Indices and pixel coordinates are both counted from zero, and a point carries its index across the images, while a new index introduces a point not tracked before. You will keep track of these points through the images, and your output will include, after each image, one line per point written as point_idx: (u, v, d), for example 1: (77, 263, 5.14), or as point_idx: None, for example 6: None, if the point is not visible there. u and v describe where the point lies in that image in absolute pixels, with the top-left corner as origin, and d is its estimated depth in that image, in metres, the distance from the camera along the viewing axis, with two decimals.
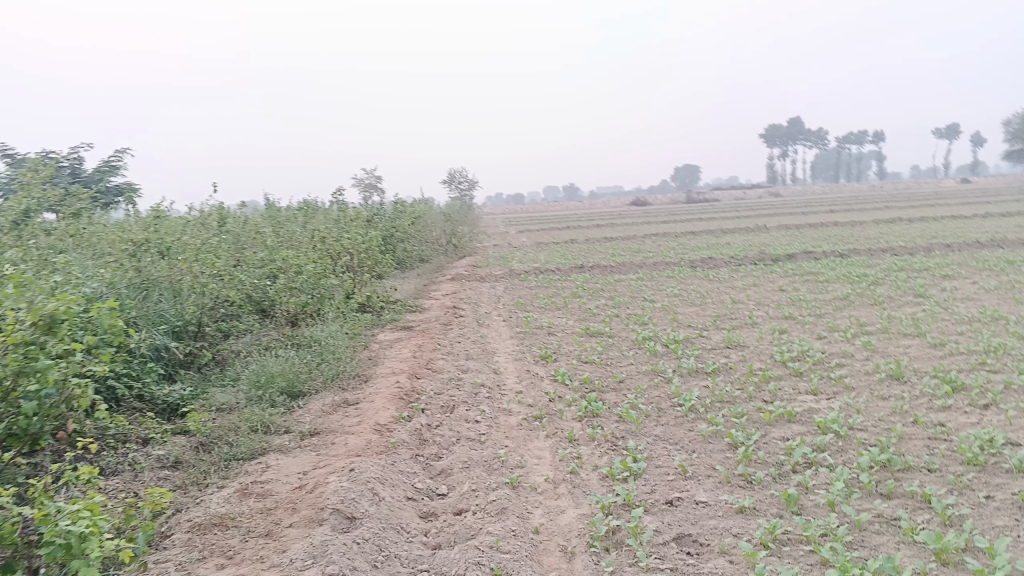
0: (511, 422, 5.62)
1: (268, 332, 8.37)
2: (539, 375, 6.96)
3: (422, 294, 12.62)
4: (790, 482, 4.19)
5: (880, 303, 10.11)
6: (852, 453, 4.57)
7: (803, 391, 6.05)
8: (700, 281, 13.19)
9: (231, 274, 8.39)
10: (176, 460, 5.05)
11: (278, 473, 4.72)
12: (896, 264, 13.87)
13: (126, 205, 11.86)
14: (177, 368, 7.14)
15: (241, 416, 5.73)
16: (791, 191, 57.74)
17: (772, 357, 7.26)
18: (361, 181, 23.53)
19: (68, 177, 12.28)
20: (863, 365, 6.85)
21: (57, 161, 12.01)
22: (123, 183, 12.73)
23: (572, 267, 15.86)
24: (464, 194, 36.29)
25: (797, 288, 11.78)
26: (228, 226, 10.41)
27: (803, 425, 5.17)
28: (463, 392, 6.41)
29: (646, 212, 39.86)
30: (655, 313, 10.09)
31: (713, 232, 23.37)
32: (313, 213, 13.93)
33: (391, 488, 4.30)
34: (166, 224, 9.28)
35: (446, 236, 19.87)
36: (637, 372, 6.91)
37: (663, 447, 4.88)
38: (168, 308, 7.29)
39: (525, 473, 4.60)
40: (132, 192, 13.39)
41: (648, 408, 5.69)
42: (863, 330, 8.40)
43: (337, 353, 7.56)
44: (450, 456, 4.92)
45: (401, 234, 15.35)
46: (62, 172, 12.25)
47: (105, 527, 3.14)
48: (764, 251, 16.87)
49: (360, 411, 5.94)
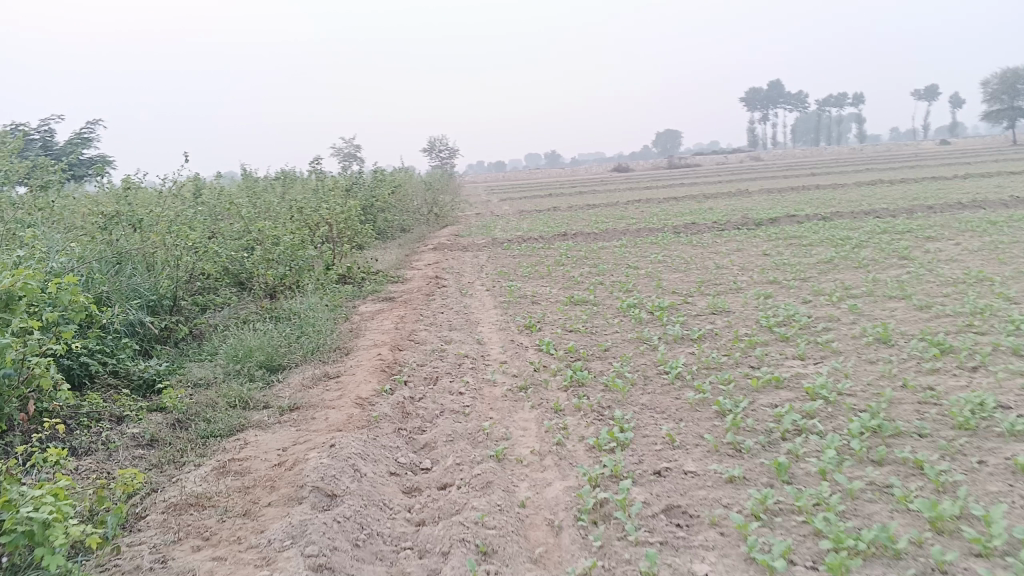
0: (496, 393, 5.51)
1: (247, 306, 8.20)
2: (524, 344, 6.86)
3: (404, 264, 12.46)
4: (780, 450, 4.12)
5: (865, 265, 10.07)
6: (842, 419, 4.50)
7: (790, 356, 5.99)
8: (684, 246, 13.10)
9: (206, 246, 8.18)
10: (152, 438, 4.89)
11: (256, 450, 4.59)
12: (879, 226, 13.84)
13: (99, 178, 11.57)
14: (153, 343, 6.98)
15: (219, 392, 5.59)
16: (772, 155, 57.61)
17: (758, 323, 7.18)
18: (340, 151, 23.17)
19: (39, 149, 11.94)
20: (850, 328, 6.80)
21: (26, 132, 11.68)
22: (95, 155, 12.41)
23: (555, 235, 15.73)
24: (445, 163, 35.91)
25: (781, 253, 11.72)
26: (203, 198, 10.18)
27: (791, 391, 5.10)
28: (446, 364, 6.29)
29: (627, 179, 39.68)
30: (639, 280, 10.00)
31: (696, 197, 23.27)
32: (290, 184, 13.68)
33: (373, 464, 4.19)
34: (138, 195, 9.04)
35: (426, 205, 19.65)
36: (622, 339, 6.82)
37: (650, 416, 4.79)
38: (142, 282, 7.11)
39: (511, 445, 4.50)
40: (105, 163, 13.07)
41: (634, 377, 5.61)
42: (848, 293, 8.35)
43: (317, 325, 7.42)
44: (433, 429, 4.81)
45: (380, 204, 15.13)
46: (33, 145, 11.91)
47: (71, 513, 3.00)
48: (747, 216, 16.80)
49: (341, 385, 5.81)
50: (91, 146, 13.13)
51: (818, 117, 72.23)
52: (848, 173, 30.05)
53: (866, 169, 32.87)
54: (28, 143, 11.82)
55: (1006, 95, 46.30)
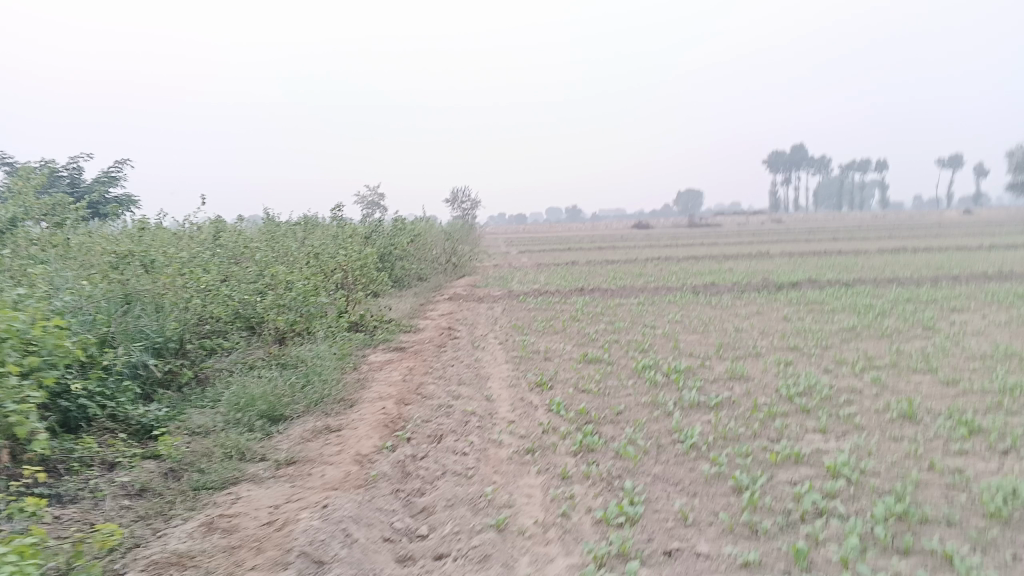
0: (501, 455, 5.30)
1: (254, 351, 8.05)
2: (533, 403, 6.65)
3: (418, 314, 12.31)
4: (798, 532, 3.87)
5: (888, 335, 9.80)
6: (865, 501, 4.25)
7: (811, 430, 5.73)
8: (703, 308, 12.89)
9: (218, 288, 8.08)
10: (142, 488, 4.71)
11: (247, 506, 4.39)
12: (903, 295, 13.56)
13: (122, 216, 11.57)
14: (156, 387, 6.84)
15: (216, 441, 5.42)
16: (794, 218, 57.26)
17: (777, 391, 6.94)
18: (362, 198, 23.29)
19: (65, 187, 11.98)
20: (874, 402, 6.53)
21: (54, 169, 11.78)
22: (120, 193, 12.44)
23: (572, 290, 15.57)
24: (466, 213, 36.02)
25: (802, 318, 11.47)
26: (220, 240, 10.14)
27: (811, 468, 4.85)
28: (452, 421, 6.09)
29: (647, 236, 39.51)
30: (656, 340, 9.78)
31: (716, 258, 23.11)
32: (310, 229, 13.66)
33: (366, 528, 3.98)
34: (155, 236, 9.01)
35: (445, 255, 19.58)
36: (636, 403, 6.60)
37: (661, 489, 4.55)
38: (150, 323, 7.00)
39: (513, 514, 4.28)
40: (130, 202, 13.14)
41: (646, 444, 5.38)
42: (871, 364, 8.08)
43: (323, 374, 7.25)
44: (433, 492, 4.59)
45: (399, 252, 15.06)
46: (60, 182, 11.96)
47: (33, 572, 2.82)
48: (767, 279, 16.57)
49: (342, 439, 5.63)
50: (117, 185, 13.19)
51: (840, 182, 71.96)
52: (870, 240, 29.55)
53: (889, 236, 32.36)
54: (55, 181, 11.86)
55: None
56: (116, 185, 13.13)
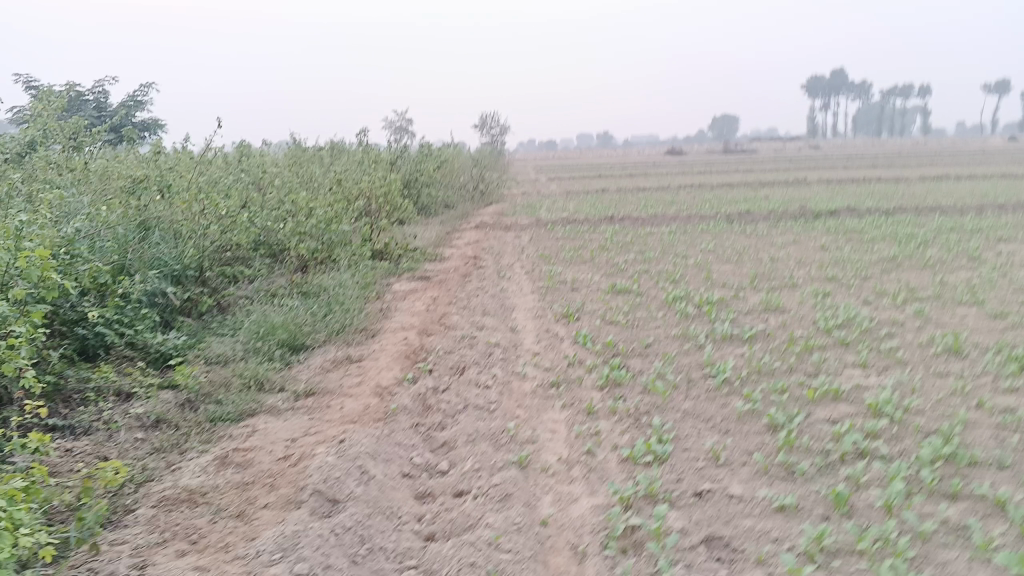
0: (525, 388, 5.12)
1: (276, 279, 7.89)
2: (559, 335, 6.45)
3: (444, 242, 12.08)
4: (837, 476, 3.65)
5: (931, 266, 9.40)
6: (909, 442, 4.00)
7: (850, 365, 5.46)
8: (736, 236, 12.51)
9: (237, 214, 7.89)
10: (157, 419, 4.60)
11: (262, 440, 4.27)
12: (946, 224, 13.04)
13: (149, 142, 11.39)
14: (176, 315, 6.71)
15: (234, 371, 5.30)
16: (832, 144, 55.58)
17: (814, 324, 6.65)
18: (389, 124, 22.90)
19: (92, 111, 11.78)
20: (917, 336, 6.23)
21: (80, 93, 11.60)
22: (147, 118, 12.22)
23: (601, 219, 15.22)
24: (495, 139, 35.40)
25: (840, 248, 11.07)
26: (242, 166, 9.92)
27: (850, 406, 4.61)
28: (475, 353, 5.92)
29: (679, 163, 38.60)
30: (687, 270, 9.49)
31: (750, 185, 22.48)
32: (334, 155, 13.41)
33: (384, 464, 3.83)
34: (174, 160, 8.80)
35: (473, 182, 19.22)
36: (666, 336, 6.36)
37: (692, 427, 4.34)
38: (169, 250, 6.83)
39: (536, 451, 4.10)
40: (157, 127, 12.96)
41: (677, 379, 5.15)
42: (914, 296, 7.74)
43: (345, 304, 7.09)
44: (454, 427, 4.43)
45: (425, 179, 14.76)
46: (87, 106, 11.76)
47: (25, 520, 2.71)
48: (804, 207, 16.05)
49: (362, 370, 5.49)
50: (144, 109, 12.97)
51: (880, 107, 69.48)
52: (911, 168, 28.45)
53: (930, 164, 31.14)
54: (82, 104, 11.66)
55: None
56: (143, 109, 12.93)
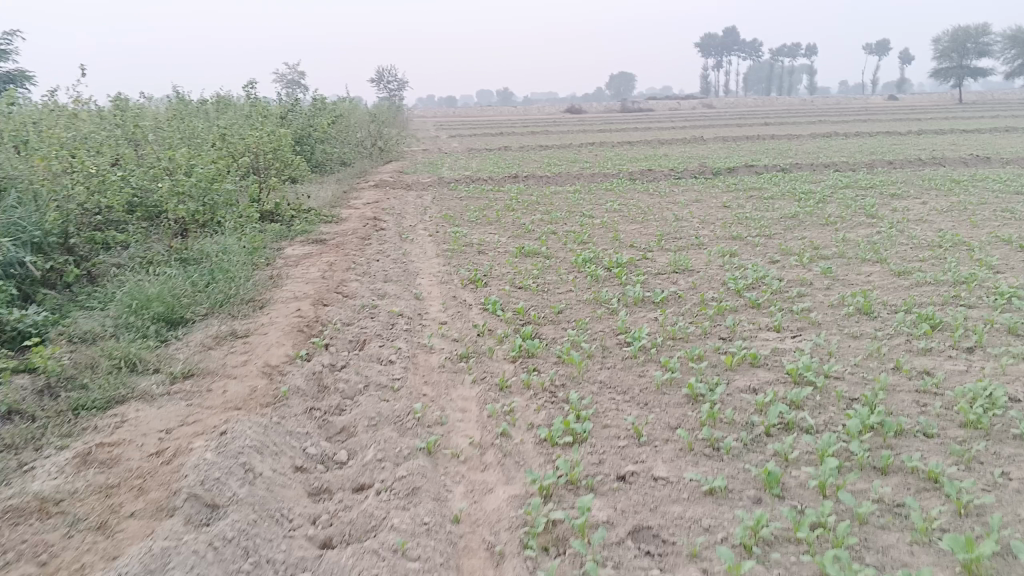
0: (431, 362, 4.74)
1: (153, 245, 7.19)
2: (466, 302, 6.07)
3: (341, 202, 11.45)
4: (765, 451, 3.45)
5: (832, 223, 9.47)
6: (834, 412, 3.85)
7: (765, 328, 5.32)
8: (640, 195, 12.36)
9: (108, 173, 7.12)
10: (9, 411, 3.97)
11: (132, 431, 3.74)
12: (841, 181, 13.27)
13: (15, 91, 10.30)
14: (38, 287, 5.98)
15: (102, 350, 4.70)
16: (725, 102, 56.70)
17: (725, 285, 6.50)
18: (281, 76, 21.74)
19: None
20: (827, 295, 6.16)
21: None
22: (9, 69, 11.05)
23: (505, 177, 14.83)
24: (393, 94, 34.37)
25: (743, 205, 11.07)
26: (113, 119, 9.00)
27: (770, 373, 4.44)
28: (376, 324, 5.48)
29: (578, 121, 38.48)
30: (594, 230, 9.25)
31: (651, 143, 22.55)
32: (219, 109, 12.49)
33: (273, 458, 3.39)
34: (32, 112, 7.86)
35: (371, 138, 18.45)
36: (577, 301, 6.07)
37: (611, 400, 4.07)
38: (27, 215, 6.05)
39: (444, 434, 3.74)
40: (24, 78, 11.77)
41: (592, 348, 4.87)
42: (819, 254, 7.72)
43: (231, 272, 6.51)
44: (354, 409, 4.02)
45: (319, 135, 13.98)
46: None
47: None
48: (704, 164, 16.11)
49: (249, 347, 4.99)
50: (7, 58, 11.73)
51: (770, 65, 71.22)
52: (798, 125, 29.16)
53: (818, 121, 32.08)
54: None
55: (957, 53, 43.62)
56: (6, 59, 11.68)
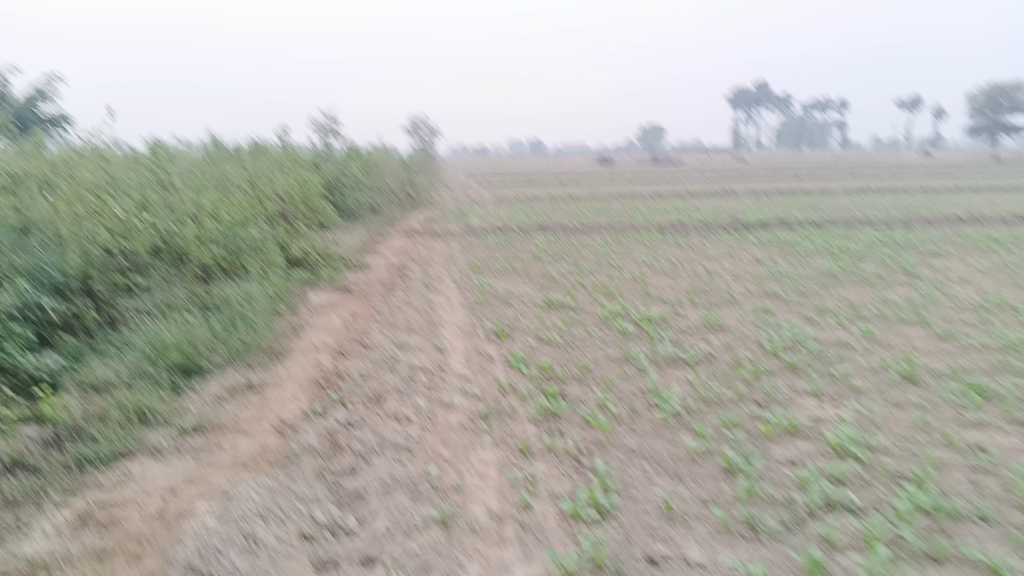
0: (451, 421, 4.53)
1: (176, 290, 7.13)
2: (490, 356, 5.89)
3: (368, 249, 11.40)
4: (807, 534, 3.19)
5: (869, 282, 9.19)
6: (880, 490, 3.58)
7: (803, 393, 5.06)
8: (670, 248, 12.17)
9: (134, 217, 7.09)
10: (12, 462, 3.81)
11: (136, 489, 3.56)
12: (876, 238, 13.00)
13: (57, 135, 10.44)
14: (56, 331, 5.88)
15: (114, 399, 4.56)
16: (756, 155, 56.64)
17: (760, 345, 6.25)
18: (316, 125, 22.05)
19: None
20: (868, 359, 5.88)
21: None
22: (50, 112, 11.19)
23: (534, 226, 14.74)
24: (426, 143, 34.80)
25: (776, 261, 10.82)
26: (145, 163, 9.05)
27: (811, 444, 4.17)
28: (396, 378, 5.30)
29: (608, 172, 38.56)
30: (623, 283, 9.05)
31: (681, 195, 22.42)
32: (251, 155, 12.56)
33: (279, 525, 3.20)
34: (65, 155, 7.91)
35: (401, 186, 18.52)
36: (605, 357, 5.86)
37: (639, 470, 3.83)
38: (49, 257, 6.01)
39: (461, 503, 3.53)
40: (64, 122, 11.93)
41: (620, 411, 4.64)
42: (857, 314, 7.44)
43: (252, 320, 6.40)
44: (368, 472, 3.82)
45: (350, 182, 14.03)
46: None
47: None
48: (736, 217, 15.92)
49: (264, 400, 4.82)
50: (50, 102, 11.93)
51: (800, 119, 71.18)
52: (830, 180, 28.93)
53: (849, 177, 31.80)
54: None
55: (991, 109, 43.29)
56: (48, 103, 11.86)
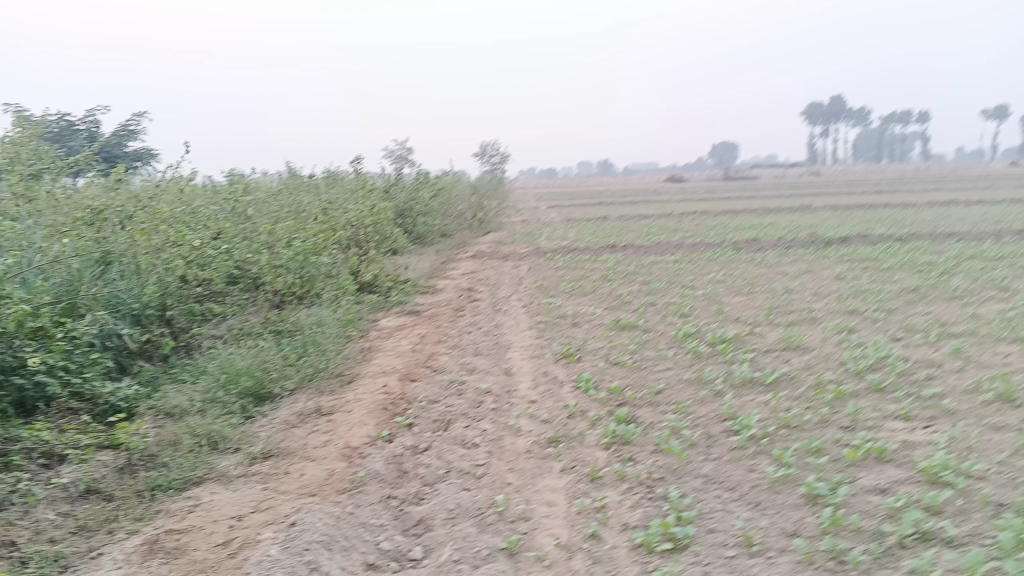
0: (519, 447, 4.43)
1: (249, 317, 7.25)
2: (559, 379, 5.76)
3: (438, 274, 11.43)
4: (900, 569, 2.96)
5: (959, 297, 8.72)
6: (981, 521, 3.31)
7: (891, 416, 4.77)
8: (746, 265, 11.84)
9: (210, 246, 7.25)
10: (86, 489, 3.87)
11: (204, 517, 3.57)
12: (965, 251, 12.39)
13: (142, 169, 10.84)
14: (134, 359, 6.01)
15: (186, 426, 4.61)
16: (832, 170, 55.13)
17: (842, 366, 5.96)
18: (390, 153, 22.41)
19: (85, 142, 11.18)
20: (960, 379, 5.53)
21: (72, 125, 11.02)
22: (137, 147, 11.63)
23: (604, 247, 14.57)
24: (496, 167, 35.04)
25: (858, 277, 10.40)
26: (222, 193, 9.29)
27: (901, 470, 3.91)
28: (464, 402, 5.23)
29: (679, 190, 38.09)
30: (697, 303, 8.81)
31: (756, 211, 21.90)
32: (324, 184, 12.80)
33: (343, 555, 3.14)
34: (146, 188, 8.17)
35: (471, 210, 18.61)
36: (678, 380, 5.67)
37: (716, 499, 3.64)
38: (128, 287, 6.18)
39: (528, 534, 3.40)
40: (150, 157, 12.38)
41: (694, 436, 4.46)
42: (947, 332, 7.05)
43: (322, 345, 6.44)
44: (434, 499, 3.74)
45: (421, 207, 14.15)
46: (79, 137, 11.16)
47: None
48: (814, 233, 15.43)
49: (332, 426, 4.81)
50: (136, 138, 12.42)
51: (879, 130, 69.09)
52: (912, 193, 27.89)
53: (931, 188, 30.64)
54: (74, 133, 11.04)
55: None
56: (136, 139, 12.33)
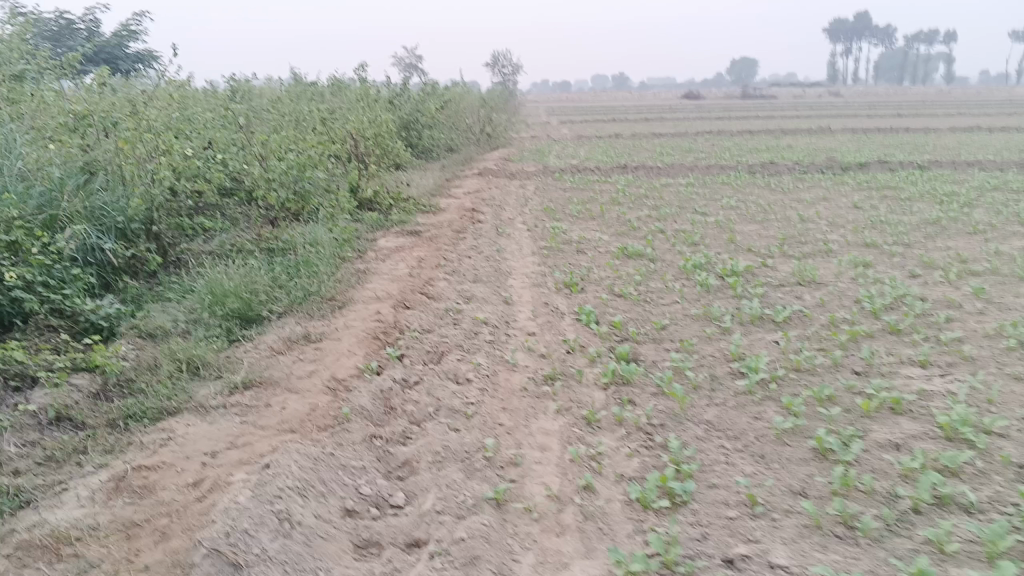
0: (513, 384, 4.21)
1: (241, 233, 6.98)
2: (559, 311, 5.51)
3: (442, 191, 11.08)
4: (914, 538, 2.75)
5: (981, 232, 8.36)
6: (1001, 486, 3.09)
7: (908, 362, 4.52)
8: (760, 191, 11.43)
9: (201, 156, 6.93)
10: (56, 416, 3.67)
11: (176, 452, 3.38)
12: (988, 182, 11.94)
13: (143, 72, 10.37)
14: (119, 275, 5.77)
15: (165, 350, 4.39)
16: (851, 91, 53.63)
17: (857, 304, 5.68)
18: (399, 63, 21.68)
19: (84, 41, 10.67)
20: (982, 322, 5.25)
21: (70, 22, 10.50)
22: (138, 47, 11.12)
23: (615, 167, 14.12)
24: (506, 79, 34.13)
25: (875, 207, 10.02)
26: (217, 100, 8.87)
27: (917, 424, 3.68)
28: (458, 332, 4.99)
29: (694, 108, 37.18)
30: (707, 230, 8.48)
31: (773, 133, 21.24)
32: (327, 93, 12.31)
33: (320, 501, 2.95)
34: (136, 93, 7.76)
35: (480, 124, 18.06)
36: (684, 315, 5.41)
37: (719, 450, 3.43)
38: (112, 199, 5.87)
39: (517, 482, 3.21)
40: (152, 58, 11.88)
41: (699, 378, 4.22)
42: (968, 269, 6.73)
43: (315, 266, 6.20)
44: (420, 440, 3.54)
45: (427, 120, 13.65)
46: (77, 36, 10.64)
47: None
48: (831, 158, 14.93)
49: (319, 355, 4.59)
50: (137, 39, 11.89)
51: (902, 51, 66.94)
52: (933, 118, 27.08)
53: (953, 113, 29.75)
54: (72, 32, 10.53)
55: None
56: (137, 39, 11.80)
